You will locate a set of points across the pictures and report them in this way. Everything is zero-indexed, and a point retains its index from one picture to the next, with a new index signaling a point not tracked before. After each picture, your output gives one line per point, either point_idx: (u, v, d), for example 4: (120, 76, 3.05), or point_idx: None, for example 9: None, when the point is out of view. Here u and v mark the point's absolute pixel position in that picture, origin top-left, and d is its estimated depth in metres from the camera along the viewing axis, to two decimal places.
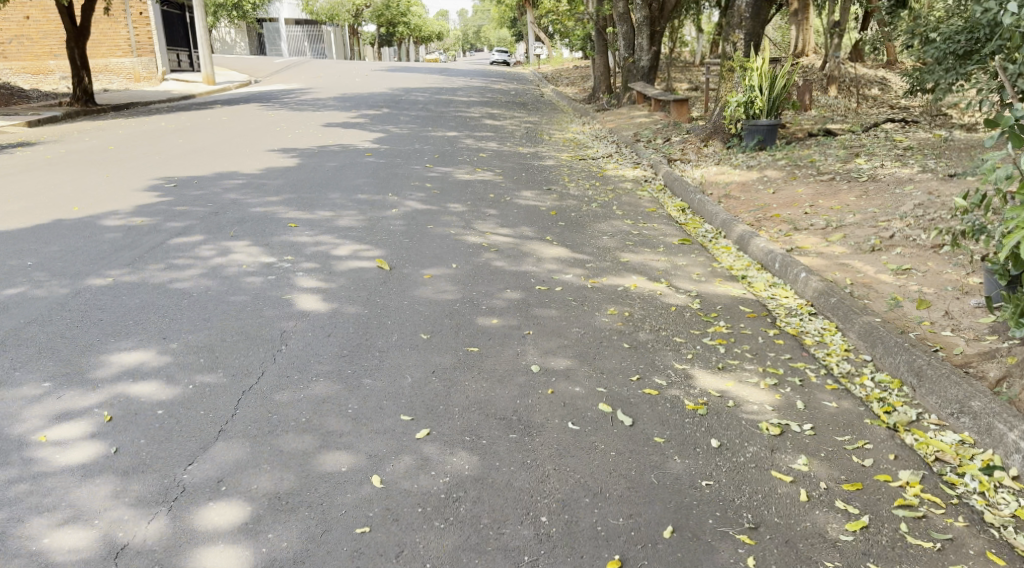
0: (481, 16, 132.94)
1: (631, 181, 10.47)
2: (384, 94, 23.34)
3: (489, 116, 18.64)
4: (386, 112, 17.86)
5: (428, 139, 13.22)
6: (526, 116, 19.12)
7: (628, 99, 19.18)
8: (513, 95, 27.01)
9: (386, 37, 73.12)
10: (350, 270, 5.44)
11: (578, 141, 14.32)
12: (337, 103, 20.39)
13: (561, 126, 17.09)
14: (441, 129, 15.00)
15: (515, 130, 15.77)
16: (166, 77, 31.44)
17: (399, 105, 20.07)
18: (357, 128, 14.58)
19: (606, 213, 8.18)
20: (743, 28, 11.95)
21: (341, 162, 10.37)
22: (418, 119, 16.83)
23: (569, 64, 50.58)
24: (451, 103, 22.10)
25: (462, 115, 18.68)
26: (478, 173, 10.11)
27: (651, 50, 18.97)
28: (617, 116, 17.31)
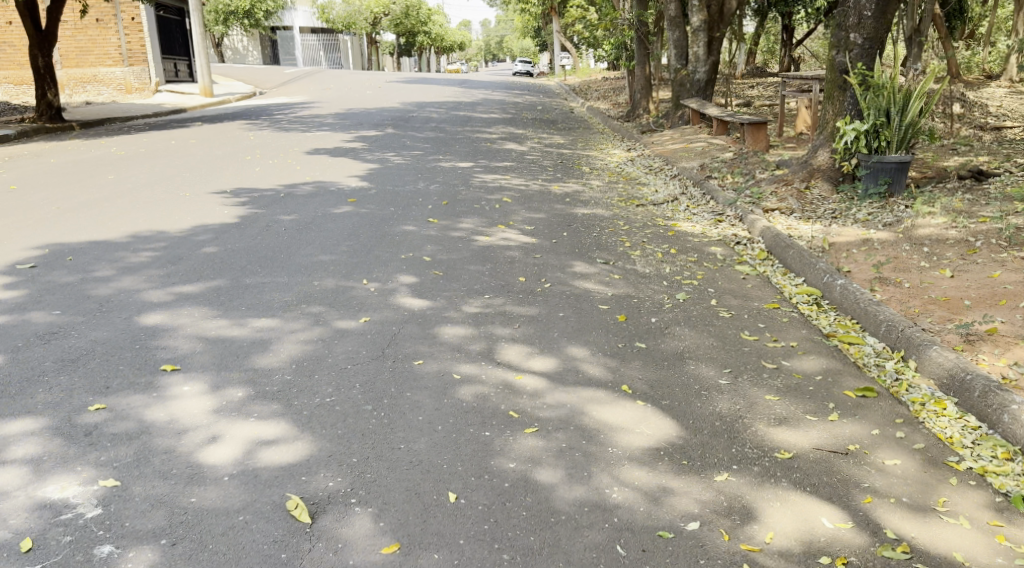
0: (503, 27, 130.60)
1: (716, 240, 7.52)
2: (395, 110, 20.47)
3: (513, 138, 15.71)
4: (392, 134, 15.00)
5: (437, 174, 10.36)
6: (558, 139, 16.17)
7: (680, 118, 16.13)
8: (539, 111, 24.06)
9: (404, 47, 70.50)
10: (220, 567, 2.57)
11: (627, 175, 11.34)
12: (337, 120, 17.56)
13: (603, 151, 14.10)
14: (455, 157, 12.13)
15: (547, 158, 12.84)
16: (161, 88, 28.81)
17: (409, 123, 17.18)
18: (351, 156, 11.75)
19: (702, 312, 5.26)
20: (862, 30, 8.84)
21: (314, 214, 7.55)
22: (429, 143, 13.96)
23: (596, 76, 47.48)
24: (471, 121, 19.23)
25: (482, 136, 15.76)
26: (501, 231, 7.24)
27: (709, 61, 15.95)
28: (670, 141, 14.26)
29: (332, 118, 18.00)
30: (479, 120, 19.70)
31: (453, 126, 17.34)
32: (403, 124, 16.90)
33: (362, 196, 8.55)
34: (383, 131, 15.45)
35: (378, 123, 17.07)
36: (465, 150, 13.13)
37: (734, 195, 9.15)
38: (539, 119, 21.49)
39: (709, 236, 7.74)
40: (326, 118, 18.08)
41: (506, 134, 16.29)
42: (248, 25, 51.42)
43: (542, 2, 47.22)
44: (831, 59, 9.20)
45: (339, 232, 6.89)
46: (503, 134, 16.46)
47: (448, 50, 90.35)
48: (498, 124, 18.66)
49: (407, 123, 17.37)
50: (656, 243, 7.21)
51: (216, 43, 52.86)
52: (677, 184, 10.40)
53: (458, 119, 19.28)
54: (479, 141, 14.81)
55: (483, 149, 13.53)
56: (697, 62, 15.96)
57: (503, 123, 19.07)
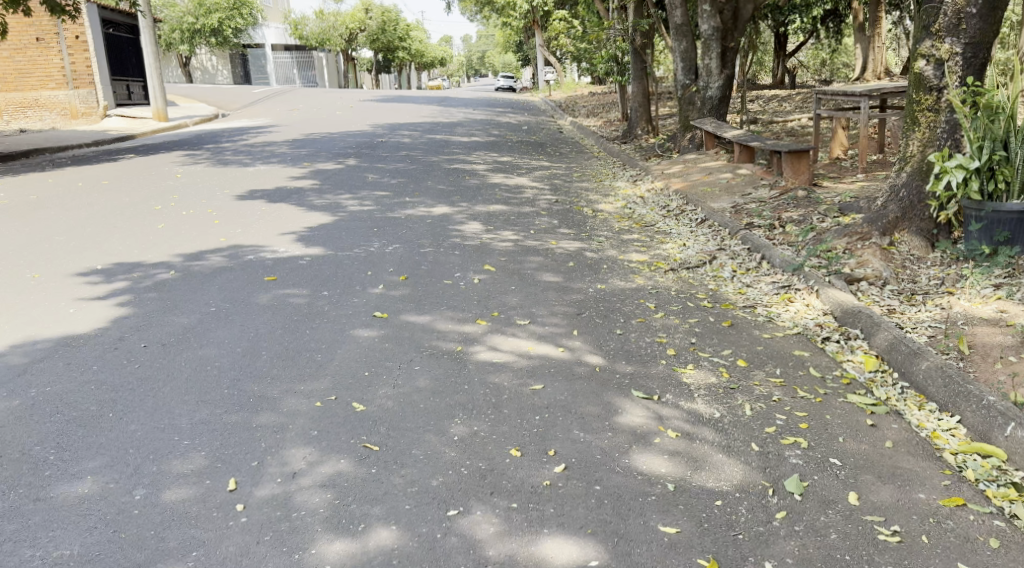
0: (485, 42, 129.16)
1: (795, 337, 5.16)
2: (363, 135, 18.14)
3: (497, 168, 13.37)
4: (353, 167, 12.63)
5: (400, 229, 8.00)
6: (551, 168, 13.82)
7: (691, 142, 13.80)
8: (525, 132, 21.74)
9: (383, 63, 68.18)
10: None
11: (642, 222, 8.98)
12: (292, 150, 15.18)
13: (605, 186, 11.77)
14: (426, 199, 9.80)
15: (540, 197, 10.50)
16: (109, 112, 26.36)
17: (376, 152, 14.85)
18: (295, 202, 9.38)
19: (847, 537, 2.92)
20: (963, 35, 6.49)
21: (211, 305, 5.17)
22: (397, 178, 11.61)
23: (582, 90, 45.33)
24: (448, 146, 16.89)
25: (460, 166, 13.40)
26: (483, 331, 4.88)
27: (724, 75, 13.66)
28: (684, 171, 11.92)
29: (287, 146, 15.61)
30: (457, 144, 17.33)
31: (426, 154, 14.98)
32: (367, 154, 14.55)
33: (291, 271, 6.18)
34: (343, 164, 13.08)
35: (339, 153, 14.69)
36: (439, 188, 10.77)
37: (795, 256, 6.80)
38: (524, 141, 19.14)
39: (782, 327, 5.37)
40: (281, 146, 15.70)
41: (488, 163, 13.93)
42: (216, 42, 49.03)
43: (523, 15, 44.95)
44: (917, 71, 6.88)
45: (237, 341, 4.51)
46: (484, 162, 14.11)
47: (429, 65, 88.07)
48: (480, 150, 16.32)
49: (374, 152, 14.99)
50: (713, 348, 4.84)
51: (182, 61, 50.40)
52: (710, 237, 8.03)
53: (433, 145, 16.91)
54: (456, 172, 12.46)
55: (461, 184, 11.20)
56: (710, 77, 13.67)
57: (484, 149, 16.72)
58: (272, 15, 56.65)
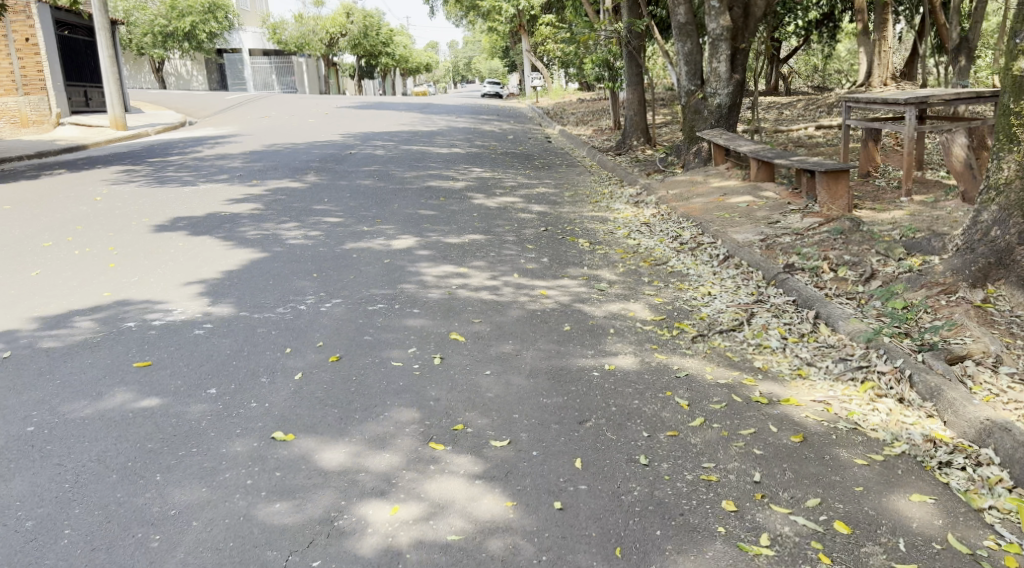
0: (471, 47, 127.64)
1: (901, 468, 3.46)
2: (331, 146, 16.44)
3: (476, 185, 11.69)
4: (308, 185, 10.90)
5: (347, 272, 6.28)
6: (539, 185, 12.11)
7: (698, 155, 12.12)
8: (510, 142, 20.02)
9: (365, 69, 66.30)
10: None
11: (652, 260, 7.26)
12: (246, 164, 13.40)
13: (601, 209, 10.06)
14: (387, 227, 8.08)
15: (526, 223, 8.81)
16: (63, 120, 24.47)
17: (340, 166, 13.15)
18: (225, 232, 7.65)
19: None
20: None
21: (34, 423, 3.48)
22: (357, 198, 9.89)
23: (569, 97, 43.63)
24: (424, 158, 15.17)
25: (434, 183, 11.68)
26: (434, 475, 3.17)
27: (734, 81, 11.99)
28: (693, 192, 10.23)
29: (241, 160, 13.86)
30: (433, 156, 15.60)
31: (395, 167, 13.24)
32: (330, 168, 12.81)
33: (181, 349, 4.46)
34: (299, 181, 11.34)
35: (299, 167, 12.94)
36: (404, 211, 9.05)
37: (863, 319, 5.10)
38: (509, 152, 17.42)
39: (876, 443, 3.69)
40: (234, 159, 13.94)
41: (467, 179, 12.24)
42: (190, 47, 47.11)
43: (509, 19, 43.21)
44: (1017, 73, 5.22)
45: (35, 507, 2.89)
46: (462, 178, 12.39)
47: (413, 71, 86.26)
48: (458, 163, 14.61)
49: (338, 166, 13.24)
50: (789, 498, 3.15)
51: (155, 66, 48.44)
52: (742, 285, 6.30)
53: (407, 157, 15.18)
54: (427, 191, 10.74)
55: (433, 207, 9.48)
56: (718, 83, 11.99)
57: (464, 161, 15.00)
58: (249, 19, 54.73)
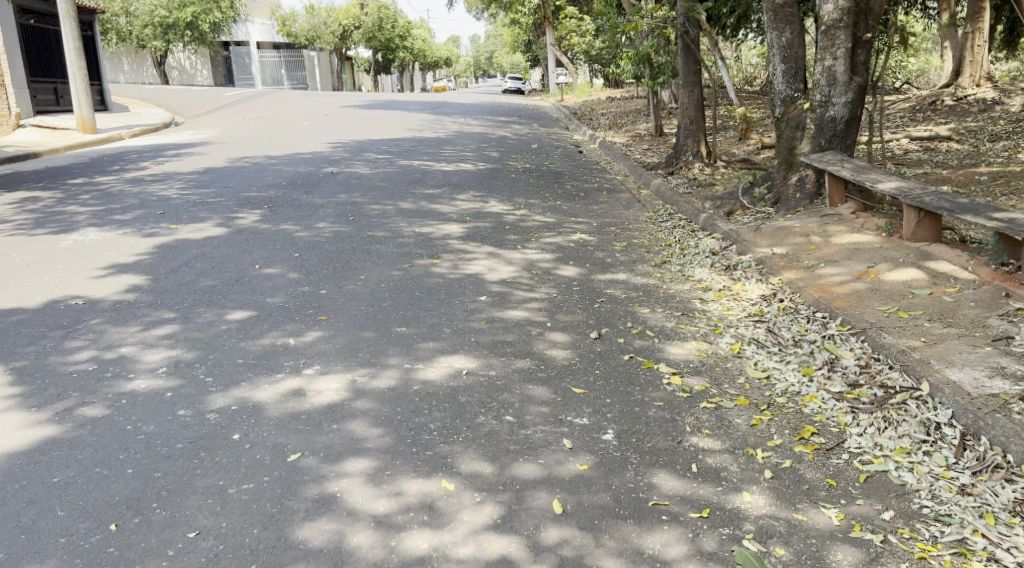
0: (494, 42, 124.41)
1: None
2: (309, 160, 13.14)
3: (489, 228, 8.29)
4: (245, 235, 7.57)
5: (194, 508, 2.94)
6: (575, 227, 8.68)
7: (801, 188, 8.57)
8: (533, 153, 16.54)
9: (381, 62, 62.83)
10: None
11: (811, 434, 3.80)
12: (185, 190, 10.13)
13: (676, 280, 6.59)
14: (327, 340, 4.71)
15: (565, 318, 5.40)
16: (23, 122, 21.17)
17: (307, 195, 9.84)
18: (35, 359, 4.34)
19: None
20: None
21: None
22: (305, 261, 6.54)
23: (597, 95, 39.93)
24: (424, 179, 11.79)
25: (429, 226, 8.29)
26: None
27: (855, 84, 8.36)
28: (815, 253, 6.71)
29: (184, 184, 10.57)
30: (438, 176, 12.21)
31: (381, 196, 9.89)
32: (292, 199, 9.48)
33: None
34: (238, 225, 8.02)
35: (252, 197, 9.62)
36: (368, 295, 5.67)
37: None
38: (532, 169, 13.97)
39: None
40: (174, 182, 10.66)
41: (476, 218, 8.85)
42: (192, 38, 43.99)
43: (533, 11, 39.80)
44: None
45: None
46: (470, 215, 9.00)
47: (433, 65, 82.67)
48: (467, 187, 11.20)
49: (306, 194, 9.89)
50: None
51: (156, 60, 45.36)
52: None
53: (402, 179, 11.80)
54: (415, 244, 7.34)
55: (418, 282, 6.09)
56: (831, 86, 8.38)
57: (475, 184, 11.58)
58: (257, 8, 51.41)
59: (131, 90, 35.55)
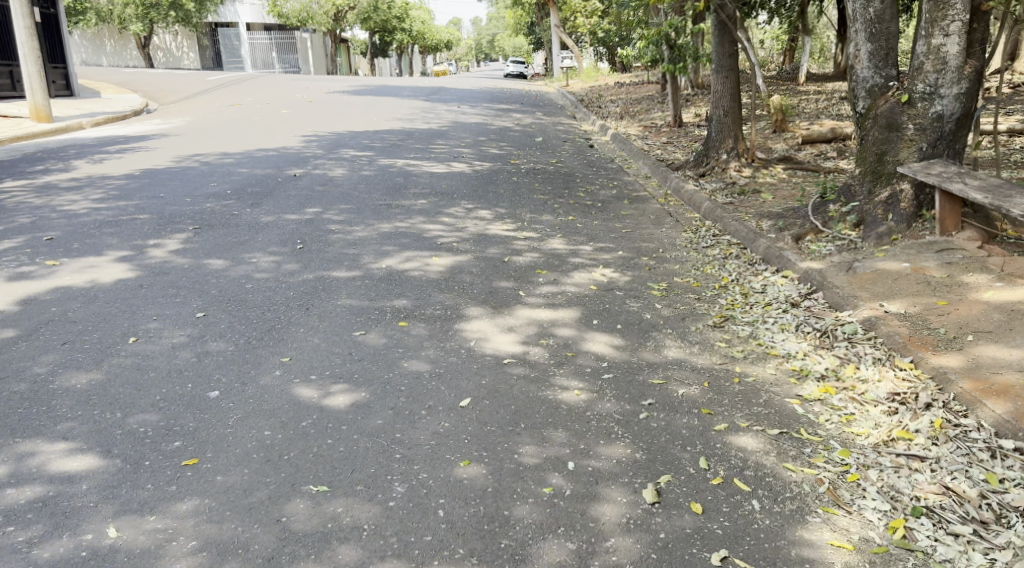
0: (496, 25, 121.74)
1: None
2: (271, 161, 11.06)
3: (481, 265, 6.23)
4: (146, 273, 5.52)
5: None
6: (594, 259, 6.59)
7: (893, 208, 6.48)
8: (538, 148, 14.43)
9: (378, 44, 60.34)
10: None
11: None
12: (101, 203, 8.07)
13: (757, 359, 4.50)
14: (187, 536, 2.66)
15: (598, 448, 3.32)
16: None
17: (253, 209, 7.77)
18: None
19: None
20: None
21: None
22: (208, 329, 4.47)
23: (606, 80, 37.68)
24: (405, 185, 9.71)
25: (403, 258, 6.21)
26: None
27: (970, 70, 6.26)
28: (953, 315, 4.63)
29: (104, 194, 8.51)
30: (425, 181, 10.12)
31: (346, 210, 7.82)
32: (230, 216, 7.42)
33: None
34: (144, 256, 5.96)
35: (181, 213, 7.55)
36: (285, 402, 3.60)
37: None
38: (537, 169, 11.87)
39: None
40: (93, 192, 8.61)
41: (465, 246, 6.79)
42: (177, 18, 41.75)
43: None
44: None
45: None
46: (458, 241, 6.92)
47: (434, 49, 80.20)
48: (458, 196, 9.13)
49: (253, 208, 7.82)
50: None
51: (139, 42, 43.10)
52: None
53: (379, 183, 9.72)
54: (376, 292, 5.27)
55: (369, 370, 4.01)
56: (939, 74, 6.27)
57: (467, 191, 9.49)
58: None
59: (105, 75, 33.31)
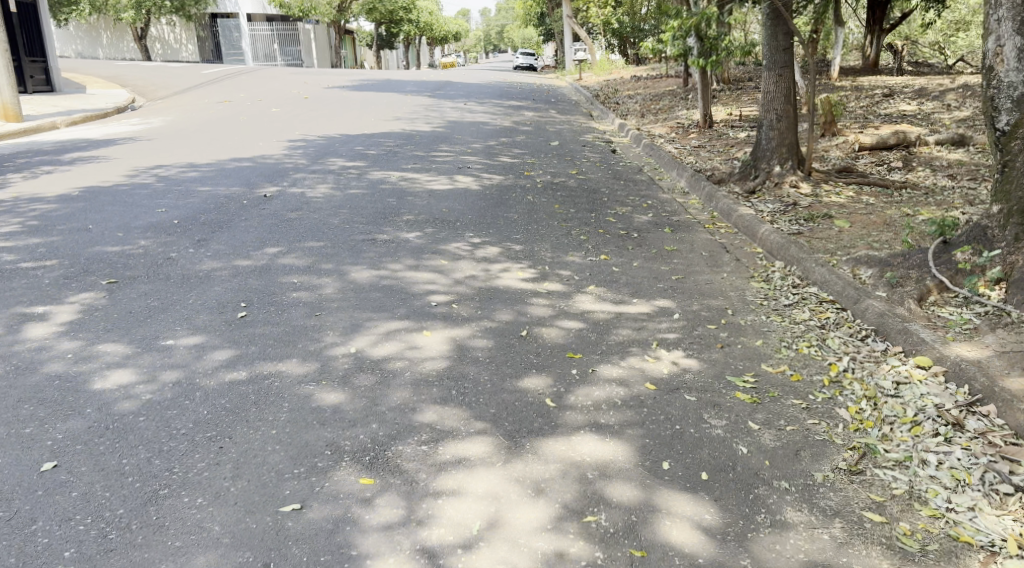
0: (505, 16, 119.67)
1: None
2: (242, 176, 9.35)
3: (487, 345, 4.50)
4: (3, 370, 3.83)
5: None
6: (642, 332, 4.85)
7: None
8: (554, 156, 12.69)
9: (384, 35, 58.51)
10: None
11: None
12: (8, 238, 6.37)
13: (942, 556, 2.82)
14: None
15: None
16: None
17: (196, 249, 6.06)
18: None
19: None
20: None
21: None
22: (47, 511, 2.79)
23: (622, 73, 35.79)
24: (397, 208, 7.97)
25: (379, 334, 4.47)
26: None
27: None
28: None
29: (21, 225, 6.83)
30: (422, 202, 8.39)
31: (315, 251, 6.09)
32: (163, 263, 5.71)
33: None
34: (16, 337, 4.25)
35: (102, 256, 5.85)
36: None
37: None
38: (555, 183, 10.12)
39: None
40: (9, 223, 6.92)
41: (467, 310, 5.05)
42: (174, 9, 40.04)
43: None
44: None
45: None
46: (457, 302, 5.19)
47: (442, 41, 78.40)
48: (460, 225, 7.39)
49: (196, 248, 6.10)
50: None
51: (136, 33, 41.43)
52: None
53: (365, 205, 7.98)
54: (331, 407, 3.55)
55: None
56: None
57: (472, 217, 7.75)
58: None
59: (95, 68, 31.64)
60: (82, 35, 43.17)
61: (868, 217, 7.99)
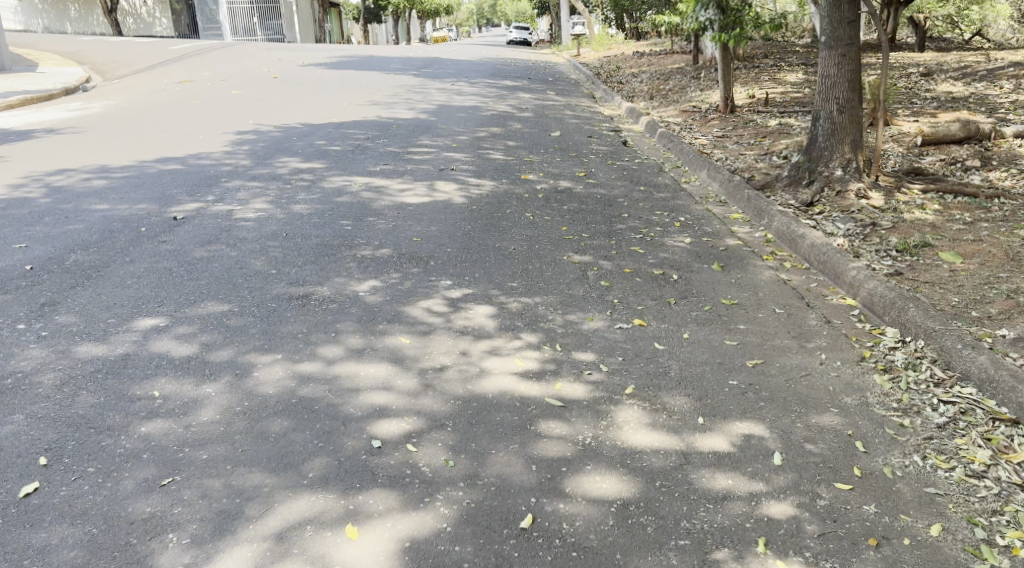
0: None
1: None
2: (159, 188, 7.29)
3: (465, 557, 2.55)
4: None
5: None
6: (733, 501, 2.87)
7: None
8: (555, 150, 10.68)
9: (372, 8, 55.93)
10: None
11: None
12: None
13: None
14: None
15: None
16: None
17: (27, 323, 4.03)
18: None
19: None
20: None
21: None
22: None
23: (622, 48, 33.60)
24: (351, 237, 5.93)
25: (271, 563, 2.52)
26: None
27: None
28: None
29: None
30: (387, 226, 6.36)
31: (208, 329, 4.07)
32: None
33: None
34: None
35: None
36: None
37: None
38: (559, 191, 8.11)
39: None
40: None
41: (431, 458, 3.00)
42: None
43: None
44: None
45: None
46: (419, 434, 3.15)
47: (432, 15, 75.77)
48: (435, 267, 5.36)
49: (33, 320, 4.07)
50: None
51: (106, 6, 38.80)
52: None
53: (308, 233, 5.95)
54: None
55: None
56: None
57: (452, 252, 5.75)
58: None
59: (52, 44, 29.17)
60: (48, 9, 40.54)
61: (981, 247, 6.04)
